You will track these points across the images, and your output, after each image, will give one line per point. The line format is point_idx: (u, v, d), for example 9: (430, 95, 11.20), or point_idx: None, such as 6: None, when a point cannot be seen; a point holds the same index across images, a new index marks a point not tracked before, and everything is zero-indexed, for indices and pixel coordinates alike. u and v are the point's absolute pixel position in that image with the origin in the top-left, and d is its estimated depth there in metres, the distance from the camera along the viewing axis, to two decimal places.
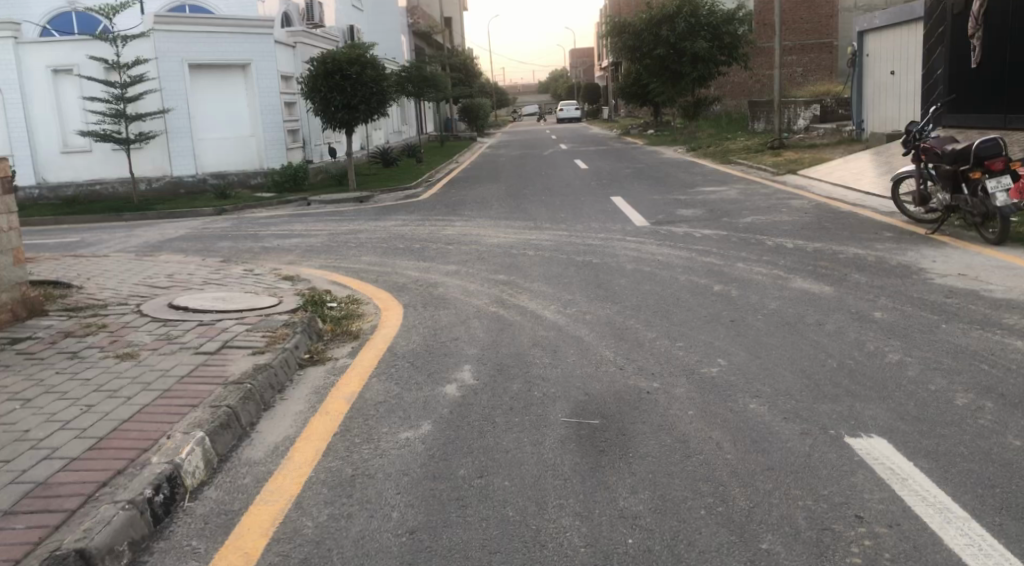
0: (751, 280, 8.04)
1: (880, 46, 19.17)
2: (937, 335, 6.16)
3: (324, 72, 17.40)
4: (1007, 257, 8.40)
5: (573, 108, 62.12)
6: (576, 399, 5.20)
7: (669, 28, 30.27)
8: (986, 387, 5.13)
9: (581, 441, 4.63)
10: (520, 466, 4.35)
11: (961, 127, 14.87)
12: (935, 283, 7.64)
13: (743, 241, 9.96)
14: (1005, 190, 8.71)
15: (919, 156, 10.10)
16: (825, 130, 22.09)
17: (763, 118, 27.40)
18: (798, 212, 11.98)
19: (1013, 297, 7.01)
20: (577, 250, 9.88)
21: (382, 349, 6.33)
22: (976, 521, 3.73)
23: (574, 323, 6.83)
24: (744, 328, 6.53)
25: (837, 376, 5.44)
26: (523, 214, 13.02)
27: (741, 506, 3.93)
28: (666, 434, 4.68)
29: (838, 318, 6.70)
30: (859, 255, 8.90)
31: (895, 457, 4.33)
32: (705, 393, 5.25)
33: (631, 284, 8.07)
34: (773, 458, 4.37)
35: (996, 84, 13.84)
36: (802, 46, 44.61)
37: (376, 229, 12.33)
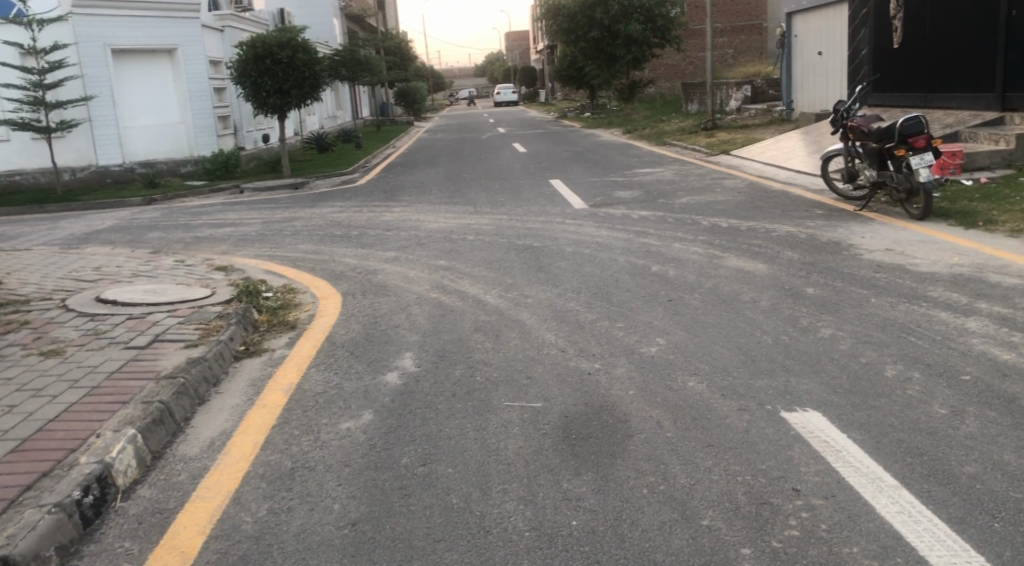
0: (688, 260, 8.12)
1: (807, 27, 19.55)
2: (868, 309, 6.31)
3: (253, 56, 17.01)
4: (931, 232, 8.64)
5: (510, 91, 62.13)
6: (520, 383, 5.18)
7: (603, 11, 30.36)
8: (914, 359, 5.28)
9: (525, 424, 4.63)
10: (463, 452, 4.33)
11: (885, 106, 15.25)
12: (865, 258, 7.82)
13: (679, 221, 10.07)
14: (927, 166, 8.97)
15: (847, 135, 10.32)
16: (755, 110, 22.44)
17: (697, 100, 27.71)
18: (732, 191, 12.15)
19: (938, 271, 7.22)
20: (517, 233, 9.86)
21: (321, 339, 6.23)
22: (906, 489, 3.84)
23: (515, 306, 6.82)
24: (682, 307, 6.60)
25: (772, 352, 5.55)
26: (463, 198, 12.97)
27: (683, 483, 3.97)
28: (609, 414, 4.72)
29: (773, 295, 6.82)
30: (792, 233, 9.06)
31: (830, 430, 4.42)
32: (645, 372, 5.30)
33: (571, 267, 8.10)
34: (713, 434, 4.43)
35: (915, 64, 14.22)
36: (732, 28, 45.21)
37: (313, 217, 12.14)
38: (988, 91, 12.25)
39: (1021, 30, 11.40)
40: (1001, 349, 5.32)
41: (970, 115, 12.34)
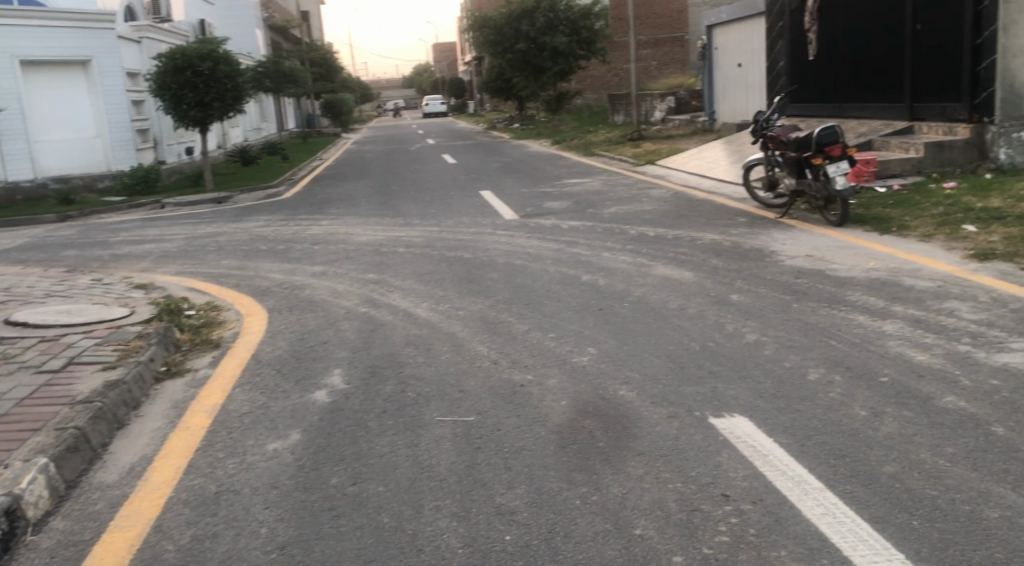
0: (618, 269, 8.20)
1: (726, 40, 20.04)
2: (791, 314, 6.45)
3: (173, 67, 16.61)
4: (849, 238, 8.90)
5: (438, 101, 62.09)
6: (451, 397, 5.15)
7: (528, 23, 30.68)
8: (835, 362, 5.42)
9: (457, 439, 4.59)
10: (395, 469, 4.27)
11: (802, 115, 15.68)
12: (786, 264, 8.02)
13: (606, 231, 10.18)
14: (844, 174, 9.24)
15: (767, 145, 10.61)
16: (679, 121, 22.81)
17: (623, 111, 28.08)
18: (658, 201, 12.34)
19: (856, 275, 7.45)
20: (448, 245, 9.84)
21: (246, 357, 6.09)
22: (830, 491, 3.92)
23: (446, 319, 6.79)
24: (613, 316, 6.66)
25: (699, 358, 5.63)
26: (392, 210, 12.88)
27: (615, 493, 3.99)
28: (541, 426, 4.72)
29: (699, 302, 6.93)
30: (716, 241, 9.24)
31: (756, 434, 4.50)
32: (577, 382, 5.31)
33: (503, 278, 8.10)
34: (644, 443, 4.47)
35: (829, 75, 14.66)
36: (655, 40, 46.13)
37: (237, 231, 11.90)
38: (897, 102, 12.71)
39: (926, 44, 11.85)
40: (917, 351, 5.50)
41: (881, 124, 12.78)
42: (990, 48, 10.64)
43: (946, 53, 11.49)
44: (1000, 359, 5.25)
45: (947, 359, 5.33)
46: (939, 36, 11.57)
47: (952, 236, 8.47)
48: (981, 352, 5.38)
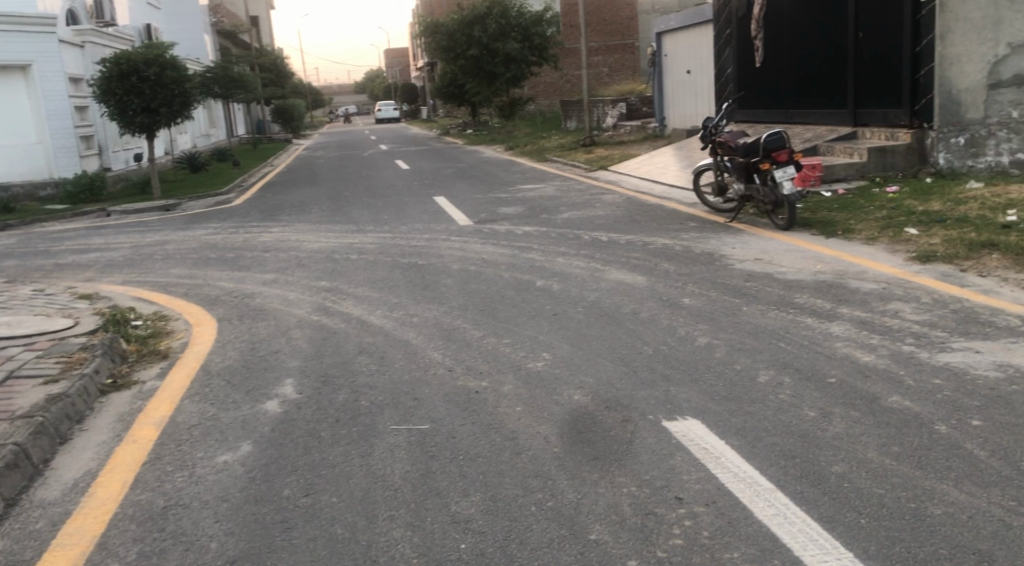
0: (571, 274, 8.23)
1: (676, 46, 20.29)
2: (740, 317, 6.54)
3: (117, 73, 16.29)
4: (797, 241, 9.06)
5: (391, 107, 61.82)
6: (405, 405, 5.12)
7: (480, 29, 30.67)
8: (784, 364, 5.50)
9: (412, 447, 4.57)
10: (348, 480, 4.24)
11: (750, 121, 15.93)
12: (736, 268, 8.13)
13: (560, 236, 10.22)
14: (791, 179, 9.45)
15: (716, 150, 10.76)
16: (630, 126, 23.01)
17: (575, 117, 28.23)
18: (611, 206, 12.43)
19: (804, 278, 7.59)
20: (402, 251, 9.78)
21: (195, 367, 5.99)
22: (781, 491, 3.98)
23: (400, 326, 6.75)
24: (567, 321, 6.69)
25: (652, 362, 5.68)
26: (345, 217, 12.77)
27: (570, 499, 4.00)
28: (496, 432, 4.71)
29: (652, 306, 6.99)
30: (668, 245, 9.34)
31: (709, 437, 4.55)
32: (532, 388, 5.32)
33: (457, 284, 8.08)
34: (598, 447, 4.49)
35: (775, 81, 14.91)
36: (606, 47, 46.55)
37: (186, 240, 11.70)
38: (841, 108, 12.97)
39: (868, 51, 12.12)
40: (863, 352, 5.61)
41: (826, 130, 13.03)
42: (929, 56, 10.96)
43: (888, 60, 11.75)
44: (942, 359, 5.38)
45: (892, 360, 5.44)
46: (880, 43, 11.85)
47: (895, 238, 8.66)
48: (924, 353, 5.51)
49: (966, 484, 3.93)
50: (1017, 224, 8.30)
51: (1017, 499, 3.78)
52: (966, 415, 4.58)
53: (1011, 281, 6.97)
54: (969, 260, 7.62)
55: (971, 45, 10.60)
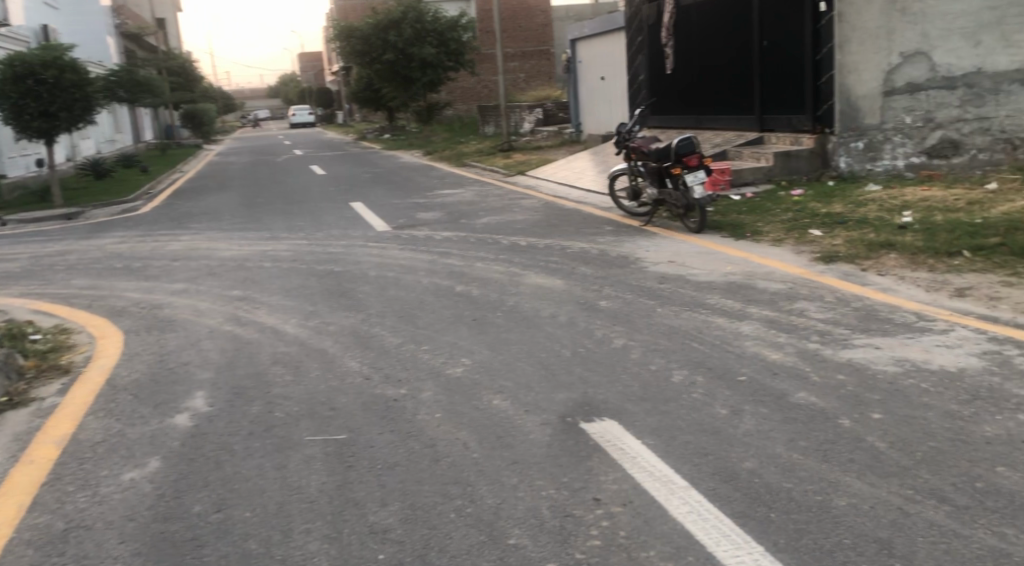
0: (491, 279, 8.26)
1: (590, 53, 20.58)
2: (655, 319, 6.66)
3: (12, 76, 15.61)
4: (708, 244, 9.28)
5: (305, 112, 60.92)
6: (322, 415, 5.05)
7: (396, 34, 30.57)
8: (698, 363, 5.63)
9: (328, 458, 4.51)
10: (263, 493, 4.15)
11: (662, 126, 16.24)
12: (650, 270, 8.28)
13: (479, 241, 10.23)
14: (701, 183, 9.68)
15: (630, 155, 10.95)
16: (547, 132, 23.22)
17: (493, 122, 28.33)
18: (528, 211, 12.51)
19: (715, 279, 7.78)
20: (317, 259, 9.63)
21: (99, 382, 5.78)
22: (695, 489, 4.07)
23: (316, 335, 6.65)
24: (487, 326, 6.70)
25: (571, 364, 5.74)
26: (258, 224, 12.52)
27: (490, 504, 4.01)
28: (415, 440, 4.69)
29: (569, 309, 7.06)
30: (585, 249, 9.45)
31: (625, 437, 4.63)
32: (451, 394, 5.31)
33: (375, 291, 8.02)
34: (517, 451, 4.51)
35: (686, 88, 15.25)
36: (522, 53, 46.91)
37: (89, 249, 11.28)
38: (749, 113, 13.33)
39: (773, 59, 12.51)
40: (772, 350, 5.78)
41: (734, 135, 13.39)
42: (829, 63, 11.40)
43: (791, 67, 12.14)
44: (845, 355, 5.59)
45: (799, 357, 5.62)
46: (783, 51, 12.25)
47: (801, 240, 8.95)
48: (828, 350, 5.71)
49: (869, 474, 4.09)
50: (913, 224, 8.68)
51: (913, 488, 3.95)
52: (867, 409, 4.77)
53: (907, 279, 7.28)
54: (868, 260, 7.94)
55: (868, 53, 11.04)
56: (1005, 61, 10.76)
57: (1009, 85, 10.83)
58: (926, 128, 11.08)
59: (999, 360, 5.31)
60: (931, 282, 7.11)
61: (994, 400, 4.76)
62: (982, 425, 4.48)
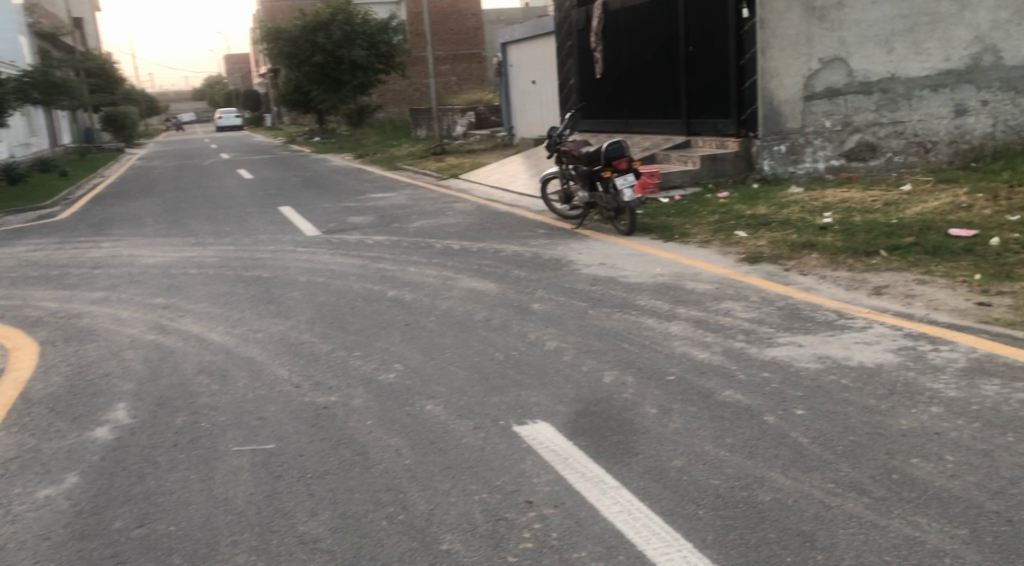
0: (423, 283, 8.22)
1: (521, 57, 20.67)
2: (586, 321, 6.72)
3: None
4: (638, 245, 9.39)
5: (233, 114, 59.79)
6: (249, 425, 4.95)
7: (324, 36, 30.23)
8: (628, 363, 5.69)
9: (256, 468, 4.42)
10: (188, 506, 4.06)
11: (592, 130, 16.40)
12: (582, 272, 8.35)
13: (411, 245, 10.18)
14: (631, 187, 9.77)
15: (562, 159, 11.04)
16: (479, 135, 23.24)
17: (425, 125, 28.23)
18: (461, 214, 12.49)
19: (645, 280, 7.88)
20: (245, 264, 9.45)
21: (13, 396, 5.57)
22: (625, 488, 4.11)
23: (244, 342, 6.52)
24: (418, 331, 6.66)
25: (504, 367, 5.75)
26: (182, 229, 12.22)
27: (422, 510, 3.98)
28: (345, 447, 4.63)
29: (502, 313, 7.06)
30: (517, 252, 9.48)
31: (556, 438, 4.65)
32: (383, 400, 5.26)
33: (305, 296, 7.90)
34: (449, 456, 4.49)
35: (614, 92, 15.43)
36: (453, 56, 46.90)
37: (3, 257, 10.86)
38: (676, 117, 13.55)
39: (699, 64, 12.73)
40: (699, 349, 5.87)
41: (662, 138, 13.60)
42: (753, 69, 11.65)
43: (716, 73, 12.38)
44: (769, 353, 5.71)
45: (726, 356, 5.72)
46: (708, 57, 12.48)
47: (727, 241, 9.14)
48: (754, 348, 5.83)
49: (792, 469, 4.19)
50: (834, 225, 8.93)
51: (834, 481, 4.06)
52: (791, 405, 4.89)
53: (828, 278, 7.49)
54: (791, 260, 8.14)
55: (789, 59, 11.28)
56: (917, 68, 11.15)
57: (921, 91, 11.21)
58: (844, 132, 11.44)
59: (914, 355, 5.50)
60: (851, 281, 7.33)
61: (909, 393, 4.93)
62: (899, 418, 4.63)
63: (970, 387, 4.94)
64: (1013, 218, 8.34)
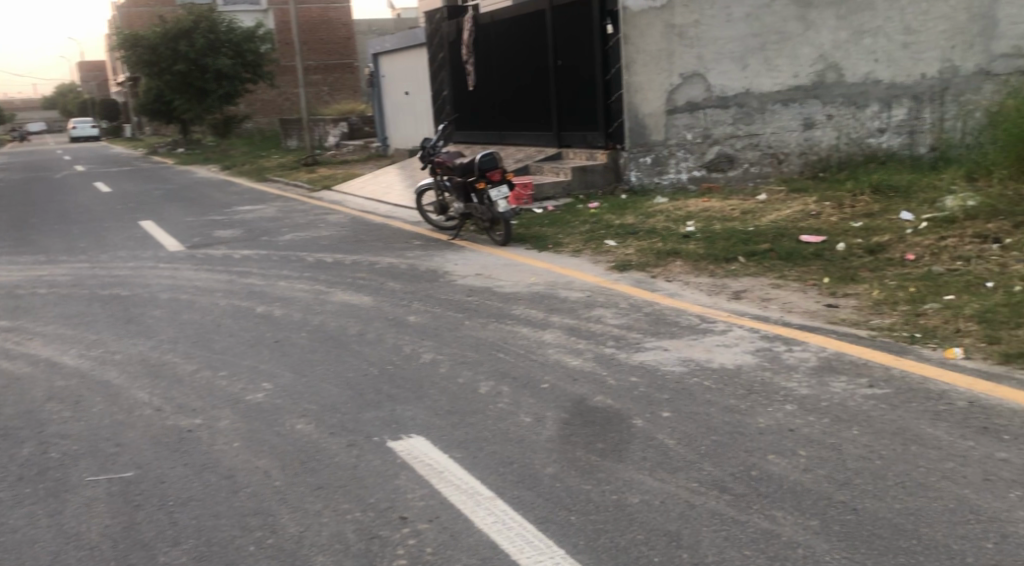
0: (294, 298, 8.04)
1: (392, 67, 20.60)
2: (462, 332, 6.73)
3: None
4: (512, 256, 9.49)
5: (89, 125, 56.88)
6: (105, 453, 4.71)
7: (186, 44, 29.23)
8: (504, 374, 5.73)
9: (112, 499, 4.22)
10: (34, 544, 3.82)
11: (466, 141, 16.49)
12: (458, 283, 8.37)
13: (281, 259, 9.95)
14: (505, 198, 9.88)
15: (436, 171, 11.07)
16: (352, 146, 22.98)
17: (296, 135, 27.70)
18: (333, 226, 12.30)
19: (519, 290, 7.98)
20: (101, 283, 9.00)
21: None
22: (500, 498, 4.14)
23: (100, 366, 6.20)
24: (289, 347, 6.51)
25: (378, 383, 5.68)
26: (31, 247, 11.51)
27: (291, 533, 3.89)
28: (211, 472, 4.48)
29: (376, 326, 6.99)
30: (392, 264, 9.41)
31: (432, 452, 4.64)
32: (251, 421, 5.12)
33: (168, 315, 7.60)
34: (321, 476, 4.41)
35: (486, 104, 15.58)
36: (324, 66, 46.24)
37: None
38: (547, 130, 13.80)
39: (567, 78, 13.06)
40: (572, 356, 6.00)
41: (534, 150, 13.81)
42: (618, 83, 12.08)
43: (584, 87, 12.71)
44: (637, 358, 5.88)
45: (598, 362, 5.85)
46: (576, 71, 12.83)
47: (598, 250, 9.35)
48: (623, 353, 6.00)
49: (659, 471, 4.32)
50: (696, 233, 9.29)
51: (698, 480, 4.22)
52: (658, 408, 5.04)
53: (691, 284, 7.78)
54: (657, 267, 8.41)
55: (652, 74, 11.73)
56: (769, 83, 11.74)
57: (773, 105, 11.81)
58: (704, 144, 11.90)
59: (770, 356, 5.79)
60: (712, 287, 7.63)
61: (766, 393, 5.17)
62: (756, 416, 4.86)
63: (820, 385, 5.23)
64: (856, 224, 8.88)
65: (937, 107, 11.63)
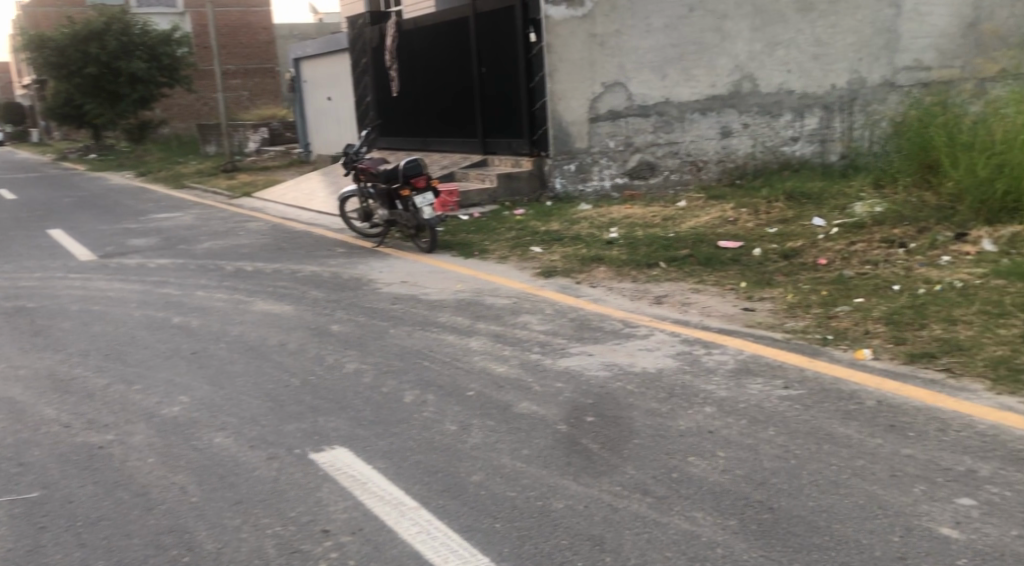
0: (213, 308, 7.85)
1: (314, 73, 20.35)
2: (387, 340, 6.67)
3: None
4: (437, 263, 9.48)
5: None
6: (8, 473, 4.52)
7: (98, 46, 28.35)
8: (429, 382, 5.70)
9: (17, 521, 4.04)
10: None
11: (390, 148, 16.39)
12: (382, 291, 8.29)
13: (199, 268, 9.72)
14: (430, 205, 9.95)
15: (360, 177, 10.95)
16: (274, 152, 22.60)
17: (214, 141, 27.08)
18: (253, 234, 12.07)
19: (445, 297, 7.95)
20: (6, 295, 8.63)
21: None
22: (424, 508, 4.12)
23: (4, 382, 5.94)
24: (207, 359, 6.35)
25: (299, 394, 5.58)
26: None
27: (209, 550, 3.80)
28: (124, 489, 4.34)
29: (298, 336, 6.88)
30: (315, 272, 9.28)
31: (355, 463, 4.59)
32: (167, 436, 4.97)
33: (78, 327, 7.33)
34: (241, 490, 4.31)
35: (411, 111, 15.51)
36: (244, 71, 45.43)
37: None
38: (472, 136, 13.81)
39: (492, 86, 13.07)
40: (497, 363, 6.00)
41: (459, 157, 13.81)
42: (541, 91, 11.98)
43: (508, 95, 12.72)
44: (562, 364, 5.93)
45: (523, 369, 5.87)
46: (501, 79, 12.83)
47: (523, 256, 9.40)
48: (548, 359, 6.04)
49: (583, 476, 4.35)
50: (619, 239, 9.42)
51: (620, 483, 4.27)
52: (582, 414, 5.08)
53: (614, 290, 7.88)
54: (582, 273, 8.50)
55: (574, 82, 11.74)
56: (688, 92, 12.00)
57: (691, 114, 12.07)
58: (626, 151, 12.05)
59: (690, 359, 5.90)
60: (635, 292, 7.74)
61: (686, 396, 5.27)
62: (677, 419, 4.95)
63: (738, 387, 5.36)
64: (771, 230, 9.14)
65: (846, 117, 12.50)
